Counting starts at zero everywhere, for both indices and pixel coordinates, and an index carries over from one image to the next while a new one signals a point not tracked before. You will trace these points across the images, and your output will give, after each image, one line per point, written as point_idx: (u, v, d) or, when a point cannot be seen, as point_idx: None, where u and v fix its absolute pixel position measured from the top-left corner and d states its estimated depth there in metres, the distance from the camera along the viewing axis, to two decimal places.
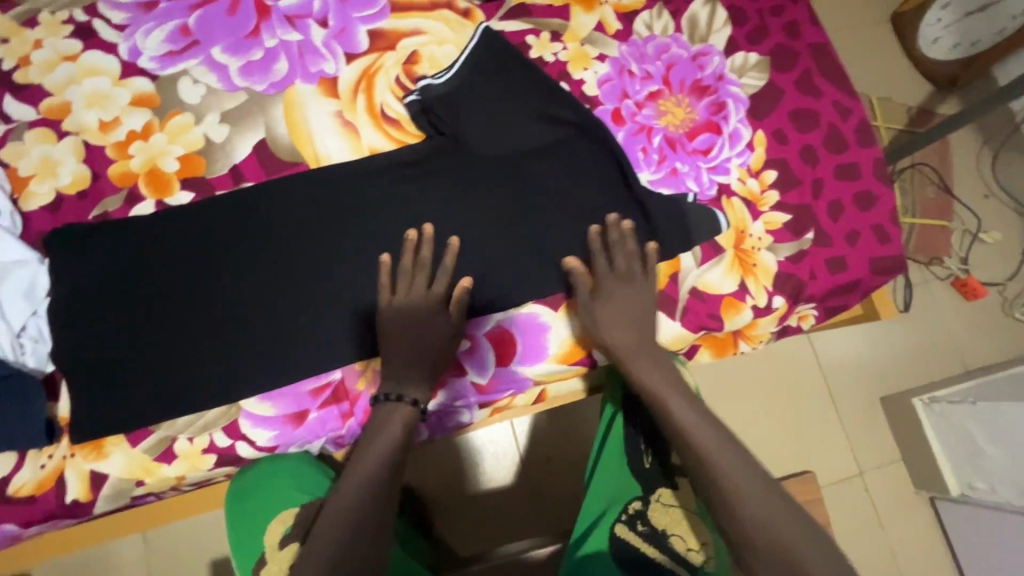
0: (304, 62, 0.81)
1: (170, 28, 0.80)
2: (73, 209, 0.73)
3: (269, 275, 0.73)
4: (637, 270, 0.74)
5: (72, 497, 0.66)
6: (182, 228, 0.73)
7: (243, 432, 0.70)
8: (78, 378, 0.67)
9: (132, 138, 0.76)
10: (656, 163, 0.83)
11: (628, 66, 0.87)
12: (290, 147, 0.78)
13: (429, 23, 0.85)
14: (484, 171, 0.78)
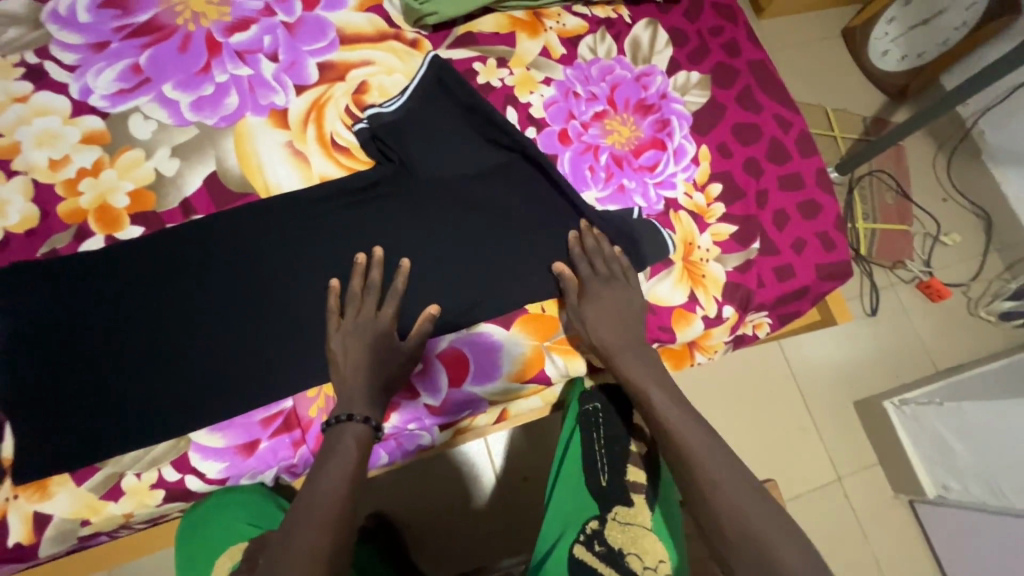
0: (254, 96, 0.83)
1: (121, 67, 0.82)
2: (20, 247, 0.73)
3: (219, 305, 0.73)
4: (584, 271, 0.77)
5: (14, 541, 0.64)
6: (130, 261, 0.73)
7: (193, 465, 0.69)
8: (21, 417, 0.66)
9: (82, 175, 0.77)
10: (603, 181, 0.84)
11: (573, 88, 0.89)
12: (241, 179, 0.80)
13: (378, 54, 0.87)
14: (433, 195, 0.79)
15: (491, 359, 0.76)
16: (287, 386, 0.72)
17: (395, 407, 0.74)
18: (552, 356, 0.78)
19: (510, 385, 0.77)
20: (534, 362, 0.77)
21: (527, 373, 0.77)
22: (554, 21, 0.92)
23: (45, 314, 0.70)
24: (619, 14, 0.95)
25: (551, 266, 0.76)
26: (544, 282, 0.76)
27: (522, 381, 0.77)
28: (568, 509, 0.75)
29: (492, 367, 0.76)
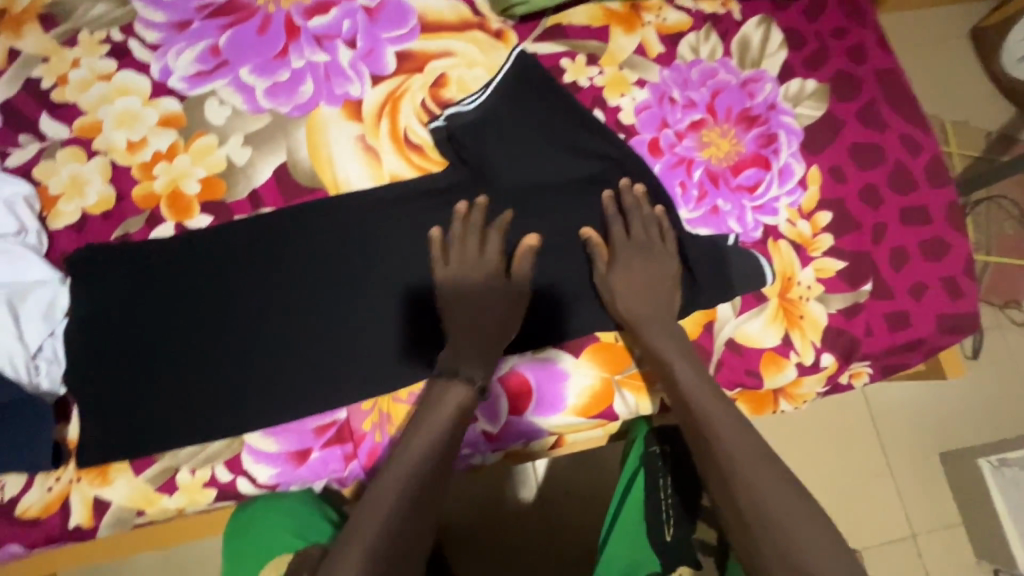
0: (330, 84, 0.79)
1: (201, 48, 0.80)
2: (96, 229, 0.74)
3: (280, 304, 0.71)
4: (654, 237, 0.73)
5: (75, 523, 0.65)
6: (197, 252, 0.72)
7: (245, 467, 0.68)
8: (86, 402, 0.67)
9: (157, 159, 0.76)
10: (695, 200, 0.76)
11: (670, 92, 0.80)
12: (310, 172, 0.76)
13: (460, 45, 0.81)
14: (508, 204, 0.74)
15: (556, 387, 0.70)
16: (343, 396, 0.69)
17: None
18: (623, 392, 0.70)
19: (575, 419, 0.70)
20: (603, 397, 0.70)
21: (593, 408, 0.70)
22: (653, 15, 0.83)
23: (115, 300, 0.70)
24: (728, 9, 0.84)
25: (617, 223, 0.73)
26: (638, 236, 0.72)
27: (588, 416, 0.70)
28: (625, 561, 0.69)
29: (556, 397, 0.70)
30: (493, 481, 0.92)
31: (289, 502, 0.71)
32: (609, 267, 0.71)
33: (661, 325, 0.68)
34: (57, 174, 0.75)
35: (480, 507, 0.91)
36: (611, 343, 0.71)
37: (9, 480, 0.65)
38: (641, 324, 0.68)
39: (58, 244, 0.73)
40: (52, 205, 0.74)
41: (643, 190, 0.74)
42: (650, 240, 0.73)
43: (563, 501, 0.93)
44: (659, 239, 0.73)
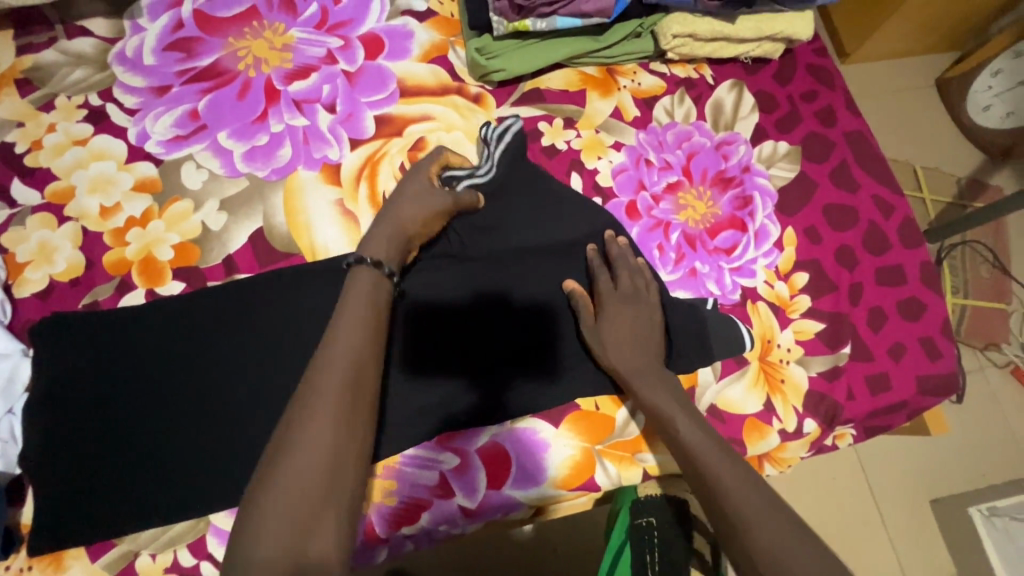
0: (308, 148, 0.80)
1: (179, 113, 0.80)
2: (63, 296, 0.72)
3: (249, 373, 0.69)
4: (642, 288, 0.71)
5: None
6: (167, 321, 0.70)
7: (209, 550, 0.64)
8: (43, 482, 0.64)
9: (130, 225, 0.75)
10: (673, 262, 0.76)
11: (646, 154, 0.82)
12: (286, 238, 0.76)
13: (438, 109, 0.82)
14: (485, 265, 0.71)
15: (535, 458, 0.68)
16: None
17: (426, 506, 0.66)
18: (604, 463, 0.68)
19: (555, 493, 0.67)
20: (584, 468, 0.68)
21: (574, 480, 0.68)
22: (628, 79, 0.85)
23: (80, 372, 0.67)
24: (701, 74, 0.87)
25: (603, 274, 0.71)
26: (637, 285, 0.71)
27: (569, 489, 0.68)
28: None
29: (535, 469, 0.67)
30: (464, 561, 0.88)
31: None
32: (597, 319, 0.69)
33: (656, 379, 0.66)
34: (26, 241, 0.74)
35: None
36: (591, 412, 0.70)
37: None
38: (631, 381, 0.66)
39: (23, 313, 0.71)
40: (19, 272, 0.72)
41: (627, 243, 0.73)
42: (637, 290, 0.70)
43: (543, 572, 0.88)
44: (646, 291, 0.71)
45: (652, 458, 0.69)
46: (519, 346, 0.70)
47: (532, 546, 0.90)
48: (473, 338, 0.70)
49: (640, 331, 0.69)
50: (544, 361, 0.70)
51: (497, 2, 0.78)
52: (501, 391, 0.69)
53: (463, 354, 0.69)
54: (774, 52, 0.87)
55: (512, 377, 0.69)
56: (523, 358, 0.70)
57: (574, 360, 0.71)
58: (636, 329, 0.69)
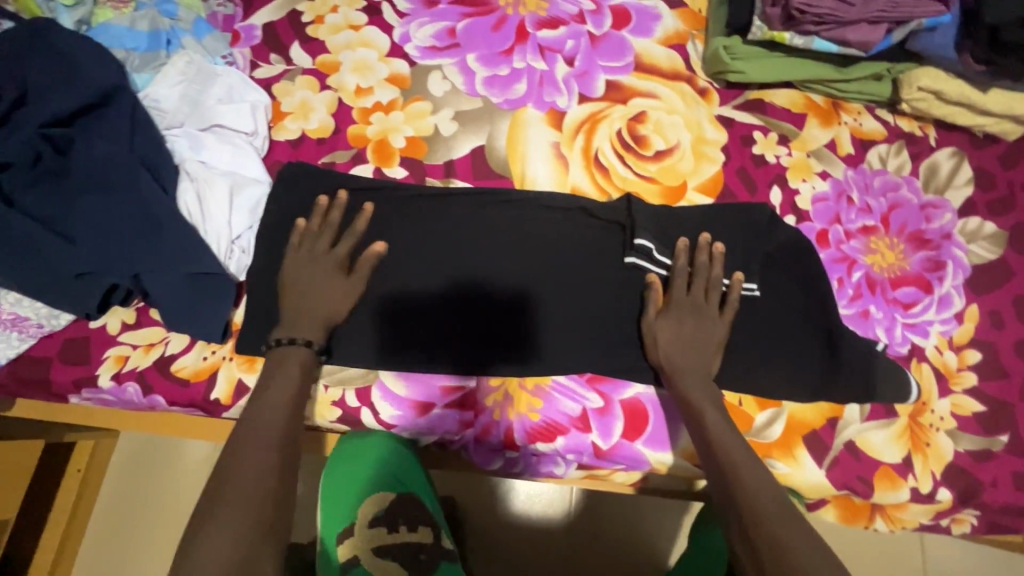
0: (541, 90, 0.87)
1: (440, 27, 0.90)
2: (310, 150, 0.82)
3: (439, 260, 0.75)
4: (712, 304, 0.72)
5: (215, 395, 0.71)
6: (389, 199, 0.79)
7: (372, 400, 0.72)
8: (260, 295, 0.73)
9: (376, 109, 0.85)
10: (850, 298, 0.77)
11: (849, 192, 0.83)
12: (503, 160, 0.83)
13: (665, 90, 0.87)
14: (620, 277, 0.76)
15: (671, 427, 0.72)
16: (475, 365, 0.72)
17: (563, 431, 0.72)
18: None
19: (681, 463, 0.71)
20: None
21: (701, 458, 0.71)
22: (851, 117, 0.87)
23: (308, 215, 0.76)
24: (925, 133, 0.87)
25: (681, 276, 0.72)
26: (698, 296, 0.72)
27: (693, 464, 0.72)
28: None
29: (668, 435, 0.71)
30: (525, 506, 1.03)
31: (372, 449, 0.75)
32: (659, 314, 0.71)
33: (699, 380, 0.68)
34: (292, 95, 0.85)
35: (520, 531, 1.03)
36: (734, 405, 0.73)
37: (175, 338, 0.73)
38: (679, 377, 0.68)
39: (274, 152, 0.82)
40: (280, 118, 0.83)
41: (721, 252, 0.73)
42: (706, 303, 0.72)
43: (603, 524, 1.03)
44: (716, 308, 0.72)
45: (781, 467, 0.71)
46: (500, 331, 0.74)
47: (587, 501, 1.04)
48: (629, 289, 0.75)
49: (696, 335, 0.70)
50: (519, 347, 0.73)
51: (769, 8, 0.79)
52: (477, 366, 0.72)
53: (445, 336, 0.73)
54: (1010, 133, 0.85)
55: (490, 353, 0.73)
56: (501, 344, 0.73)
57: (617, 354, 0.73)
58: (695, 335, 0.70)
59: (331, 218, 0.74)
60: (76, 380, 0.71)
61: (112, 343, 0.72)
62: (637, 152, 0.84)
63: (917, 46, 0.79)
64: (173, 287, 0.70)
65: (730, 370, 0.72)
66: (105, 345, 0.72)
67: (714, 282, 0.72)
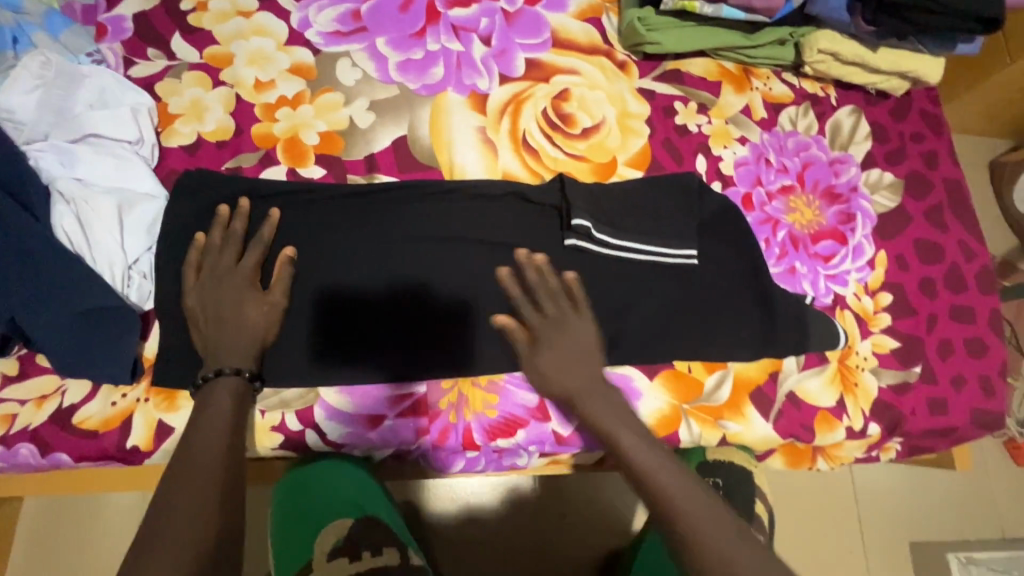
0: (460, 73, 0.83)
1: (342, 10, 0.83)
2: (210, 155, 0.73)
3: (373, 264, 0.70)
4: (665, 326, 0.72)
5: (133, 443, 0.63)
6: (307, 201, 0.72)
7: (316, 421, 0.67)
8: (170, 324, 0.65)
9: (282, 104, 0.77)
10: (777, 257, 0.81)
11: (767, 154, 0.87)
12: (428, 150, 0.79)
13: (585, 66, 0.86)
14: (559, 262, 0.74)
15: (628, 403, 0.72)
16: (423, 370, 0.68)
17: (523, 423, 0.70)
18: (689, 421, 0.73)
19: None
20: (670, 421, 0.73)
21: (659, 430, 0.73)
22: (761, 82, 0.90)
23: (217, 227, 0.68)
24: (827, 93, 0.92)
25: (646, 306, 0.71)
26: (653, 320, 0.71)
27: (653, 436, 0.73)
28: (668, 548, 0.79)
29: None
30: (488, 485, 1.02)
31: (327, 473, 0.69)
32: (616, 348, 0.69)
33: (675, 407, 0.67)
34: (180, 94, 0.75)
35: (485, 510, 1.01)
36: (684, 373, 0.74)
37: (73, 386, 0.63)
38: None
39: (167, 161, 0.72)
40: (169, 122, 0.74)
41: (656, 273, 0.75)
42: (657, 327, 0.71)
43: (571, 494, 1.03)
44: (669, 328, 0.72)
45: (733, 426, 0.74)
46: (431, 332, 0.69)
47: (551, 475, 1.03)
48: (574, 271, 0.74)
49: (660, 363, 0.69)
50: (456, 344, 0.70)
51: None
52: (411, 370, 0.68)
53: (341, 344, 0.68)
54: (898, 89, 0.92)
55: (423, 354, 0.69)
56: (434, 342, 0.69)
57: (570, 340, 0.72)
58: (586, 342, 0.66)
59: (233, 229, 0.67)
60: None
61: None
62: (565, 130, 0.82)
63: (815, 11, 0.84)
64: (62, 329, 0.60)
65: (677, 340, 0.74)
66: None
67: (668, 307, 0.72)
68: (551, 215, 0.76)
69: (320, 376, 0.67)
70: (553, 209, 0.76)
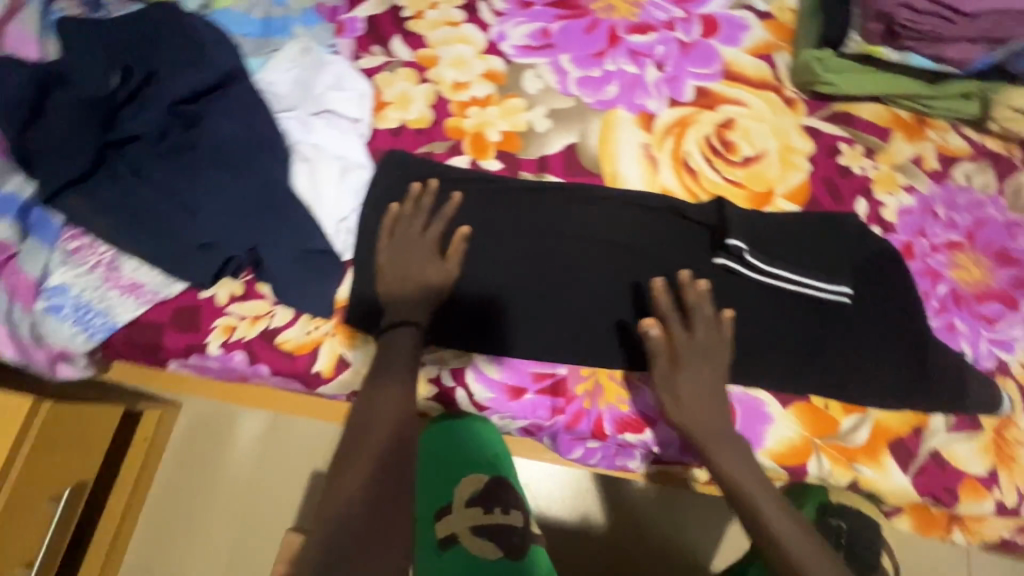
0: (632, 93, 0.89)
1: (535, 27, 0.92)
2: (409, 140, 0.85)
3: (535, 253, 0.78)
4: (716, 340, 0.69)
5: (317, 368, 0.75)
6: (485, 189, 0.81)
7: (467, 382, 0.75)
8: (361, 275, 0.76)
9: (473, 103, 0.88)
10: (935, 311, 0.78)
11: (934, 206, 0.84)
12: (595, 159, 0.85)
13: (752, 98, 0.89)
14: (706, 279, 0.77)
15: (756, 425, 0.74)
16: (566, 353, 0.75)
17: (650, 423, 0.74)
18: (821, 456, 0.73)
19: (766, 462, 0.73)
20: (800, 452, 0.73)
21: (786, 458, 0.73)
22: (937, 134, 0.88)
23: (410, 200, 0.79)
24: (1011, 153, 0.88)
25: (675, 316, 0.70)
26: (709, 336, 0.69)
27: (779, 464, 0.73)
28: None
29: (754, 435, 0.74)
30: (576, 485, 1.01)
31: (466, 430, 0.79)
32: (673, 366, 0.68)
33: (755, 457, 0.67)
34: (392, 86, 0.88)
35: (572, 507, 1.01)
36: (820, 409, 0.74)
37: (279, 312, 0.76)
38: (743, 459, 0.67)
39: (375, 140, 0.85)
40: (381, 108, 0.86)
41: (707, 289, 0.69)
42: (707, 340, 0.69)
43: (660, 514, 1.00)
44: (720, 340, 0.69)
45: (867, 471, 0.72)
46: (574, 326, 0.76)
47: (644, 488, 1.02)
48: (720, 289, 0.77)
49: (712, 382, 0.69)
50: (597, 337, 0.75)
51: (871, 24, 0.89)
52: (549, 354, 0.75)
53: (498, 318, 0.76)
54: None
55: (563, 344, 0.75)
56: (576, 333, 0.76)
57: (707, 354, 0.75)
58: (715, 380, 0.69)
59: (422, 204, 0.77)
60: (188, 345, 0.76)
61: (220, 313, 0.76)
62: (725, 157, 0.86)
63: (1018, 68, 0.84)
64: (285, 264, 0.73)
65: (816, 374, 0.74)
66: (213, 315, 0.76)
67: (710, 318, 0.70)
68: (705, 235, 0.79)
69: (477, 342, 0.75)
70: (708, 230, 0.79)
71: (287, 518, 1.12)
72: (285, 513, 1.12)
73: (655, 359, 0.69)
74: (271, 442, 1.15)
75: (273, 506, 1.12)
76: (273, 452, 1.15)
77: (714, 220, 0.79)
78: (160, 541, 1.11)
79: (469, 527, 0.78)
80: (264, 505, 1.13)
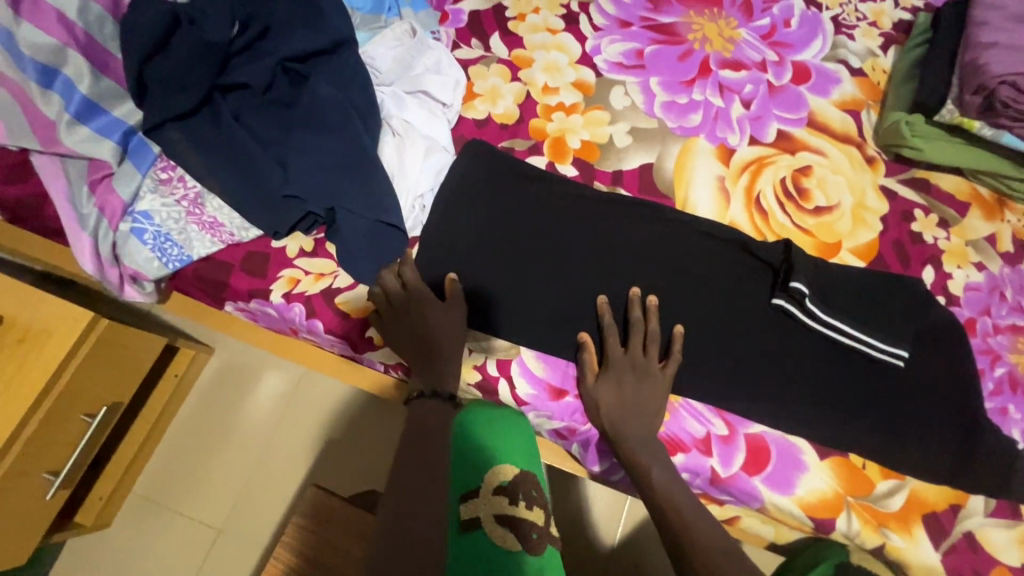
0: (714, 125, 0.90)
1: (630, 47, 0.94)
2: (492, 133, 0.88)
3: (597, 262, 0.80)
4: (648, 363, 0.73)
5: (370, 334, 0.79)
6: (558, 191, 0.83)
7: (510, 373, 0.77)
8: (427, 253, 0.79)
9: (559, 108, 0.90)
10: (991, 392, 0.77)
11: (1003, 288, 0.83)
12: (669, 183, 0.86)
13: (833, 150, 0.90)
14: (761, 318, 0.77)
15: (789, 472, 0.73)
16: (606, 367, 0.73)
17: (685, 449, 0.74)
18: (851, 515, 0.72)
19: (794, 510, 0.73)
20: (830, 507, 0.72)
21: (817, 511, 0.72)
22: (1015, 217, 0.88)
23: (484, 191, 0.82)
24: None
25: (612, 332, 0.74)
26: (642, 361, 0.73)
27: (808, 515, 0.73)
28: None
29: (786, 481, 0.73)
30: (581, 506, 1.05)
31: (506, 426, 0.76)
32: (597, 377, 0.73)
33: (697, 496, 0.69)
34: (484, 79, 0.91)
35: (570, 522, 1.05)
36: (858, 468, 0.73)
37: (343, 274, 0.79)
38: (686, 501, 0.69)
39: (460, 128, 0.88)
40: (471, 98, 0.89)
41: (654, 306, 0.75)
42: (640, 360, 0.73)
43: (654, 551, 1.04)
44: (652, 366, 0.74)
45: (896, 539, 0.71)
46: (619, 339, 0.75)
47: (646, 524, 1.05)
48: (775, 330, 0.77)
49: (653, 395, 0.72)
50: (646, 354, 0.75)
51: (968, 96, 0.83)
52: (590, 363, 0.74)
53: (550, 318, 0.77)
54: None
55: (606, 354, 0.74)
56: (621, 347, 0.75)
57: (749, 391, 0.75)
58: (656, 402, 0.72)
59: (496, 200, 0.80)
60: (252, 290, 0.79)
61: (287, 265, 0.79)
62: (798, 203, 0.86)
63: None
64: (358, 228, 0.75)
65: (859, 433, 0.73)
66: (281, 265, 0.79)
67: (647, 337, 0.74)
68: (767, 275, 0.79)
69: (525, 337, 0.77)
70: (771, 271, 0.79)
71: (292, 480, 1.13)
72: (294, 476, 1.13)
73: (582, 368, 0.74)
74: (293, 401, 1.18)
75: (284, 464, 1.14)
76: (292, 415, 1.17)
77: (779, 262, 0.79)
78: (170, 480, 1.13)
79: (497, 519, 0.74)
80: (275, 463, 1.14)
